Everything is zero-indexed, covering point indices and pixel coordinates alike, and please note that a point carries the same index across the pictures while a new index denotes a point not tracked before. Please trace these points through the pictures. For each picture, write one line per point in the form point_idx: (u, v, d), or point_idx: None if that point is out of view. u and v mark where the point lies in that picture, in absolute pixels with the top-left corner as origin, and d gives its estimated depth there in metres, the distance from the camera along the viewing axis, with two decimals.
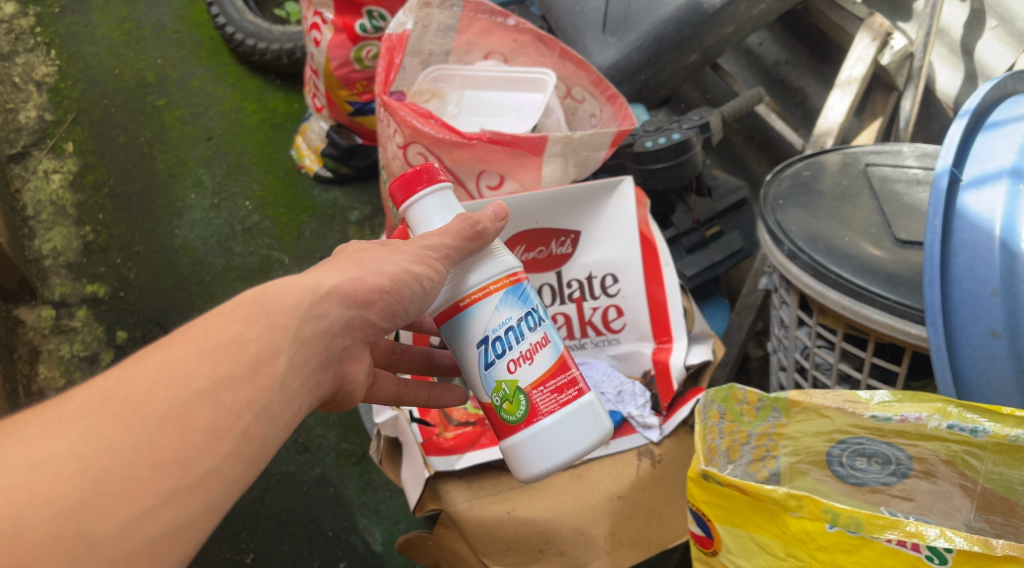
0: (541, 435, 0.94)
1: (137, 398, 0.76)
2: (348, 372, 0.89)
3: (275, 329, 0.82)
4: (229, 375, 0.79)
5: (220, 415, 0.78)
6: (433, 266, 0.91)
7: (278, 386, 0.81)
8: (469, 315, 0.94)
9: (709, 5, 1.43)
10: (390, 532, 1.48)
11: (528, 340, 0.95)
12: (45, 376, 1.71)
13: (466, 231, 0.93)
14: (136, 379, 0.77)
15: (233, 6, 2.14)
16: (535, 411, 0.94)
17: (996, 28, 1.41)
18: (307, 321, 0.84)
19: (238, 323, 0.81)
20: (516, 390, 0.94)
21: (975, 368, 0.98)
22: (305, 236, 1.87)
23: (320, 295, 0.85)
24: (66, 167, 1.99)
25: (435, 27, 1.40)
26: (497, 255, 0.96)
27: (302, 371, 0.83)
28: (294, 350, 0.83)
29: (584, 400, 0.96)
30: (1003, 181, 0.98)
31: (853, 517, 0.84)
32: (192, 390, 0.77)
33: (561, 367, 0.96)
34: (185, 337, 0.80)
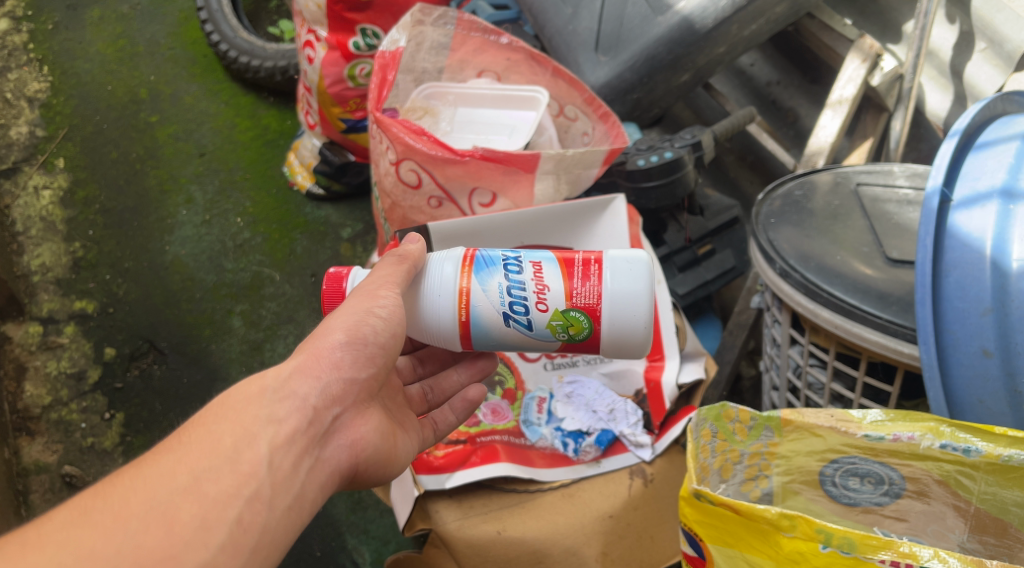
0: (613, 313, 1.02)
1: (116, 505, 0.84)
2: (354, 438, 0.95)
3: (248, 420, 0.89)
4: (209, 468, 0.86)
5: (207, 507, 0.85)
6: (380, 298, 0.98)
7: (265, 469, 0.88)
8: (479, 312, 1.03)
9: (700, 25, 1.43)
10: (380, 552, 1.47)
11: (528, 280, 1.03)
12: (31, 393, 1.69)
13: (395, 263, 1.02)
14: (114, 489, 0.84)
15: (226, 24, 2.14)
16: (591, 309, 1.02)
17: (985, 50, 1.42)
18: (276, 404, 0.90)
19: (209, 424, 0.88)
20: (566, 314, 1.02)
21: (967, 388, 0.98)
22: (297, 253, 1.86)
23: (285, 378, 0.92)
24: (56, 183, 1.99)
25: (428, 45, 1.41)
26: (435, 260, 1.06)
27: (291, 451, 0.89)
28: (273, 433, 0.89)
29: (610, 266, 1.03)
30: (993, 202, 0.98)
31: (846, 537, 0.85)
32: (171, 488, 0.85)
33: (567, 266, 1.04)
34: (159, 450, 0.87)
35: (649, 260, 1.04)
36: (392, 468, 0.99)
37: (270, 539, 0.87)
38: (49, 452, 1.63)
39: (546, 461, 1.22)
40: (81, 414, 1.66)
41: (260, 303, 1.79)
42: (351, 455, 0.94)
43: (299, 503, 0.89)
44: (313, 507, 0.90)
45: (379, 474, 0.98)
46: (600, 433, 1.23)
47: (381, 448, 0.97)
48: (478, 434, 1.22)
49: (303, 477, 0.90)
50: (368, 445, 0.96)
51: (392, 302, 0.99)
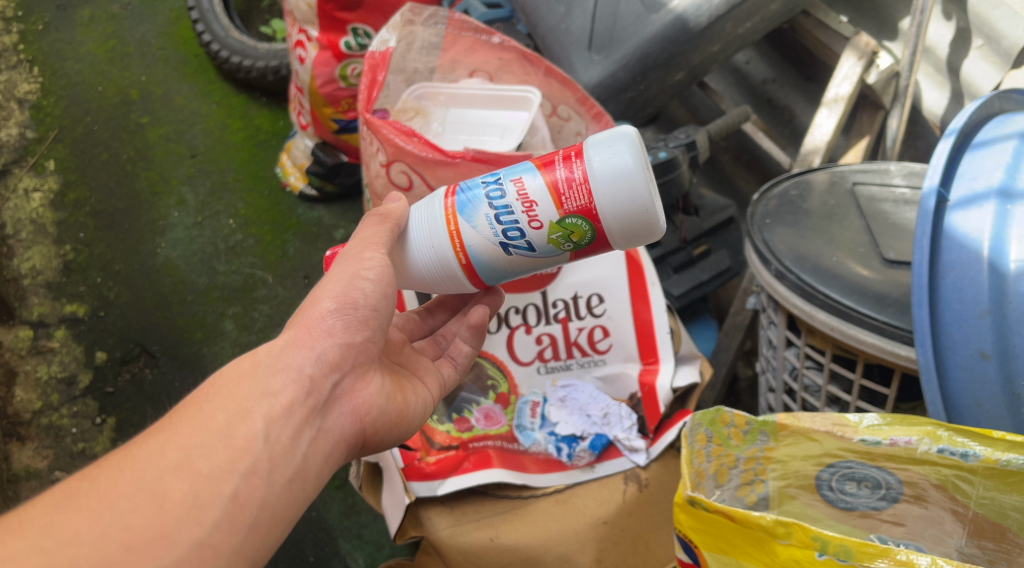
0: (605, 204, 0.95)
1: (102, 488, 0.82)
2: (357, 402, 0.93)
3: (242, 396, 0.87)
4: (200, 445, 0.85)
5: (200, 485, 0.83)
6: (365, 259, 0.97)
7: (261, 443, 0.86)
8: (474, 246, 1.00)
9: (694, 23, 1.41)
10: (374, 557, 1.46)
11: (513, 199, 0.98)
12: (21, 399, 1.68)
13: (375, 223, 1.01)
14: (100, 473, 0.83)
15: (218, 24, 2.12)
16: (586, 209, 0.96)
17: (982, 47, 1.41)
18: (271, 377, 0.89)
19: (201, 403, 0.87)
20: (561, 223, 0.97)
21: (965, 392, 0.97)
22: (289, 255, 1.85)
23: (278, 351, 0.90)
24: (46, 185, 1.97)
25: (419, 45, 1.40)
26: (419, 210, 1.03)
27: (289, 424, 0.88)
28: (269, 407, 0.88)
29: (595, 171, 0.96)
30: (991, 202, 0.97)
31: (841, 545, 0.83)
32: (160, 467, 0.83)
33: (547, 171, 0.98)
34: (150, 433, 0.86)
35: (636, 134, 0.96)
36: (404, 426, 0.98)
37: (271, 514, 0.86)
38: (39, 457, 1.61)
39: (539, 466, 1.21)
40: (73, 418, 1.65)
41: (252, 306, 1.78)
42: (354, 421, 0.93)
43: (302, 474, 0.88)
44: (317, 481, 0.89)
45: (391, 435, 0.97)
46: (595, 437, 1.21)
47: (388, 409, 0.96)
48: (470, 439, 1.21)
49: (304, 449, 0.88)
50: (372, 410, 0.94)
51: (379, 263, 0.97)
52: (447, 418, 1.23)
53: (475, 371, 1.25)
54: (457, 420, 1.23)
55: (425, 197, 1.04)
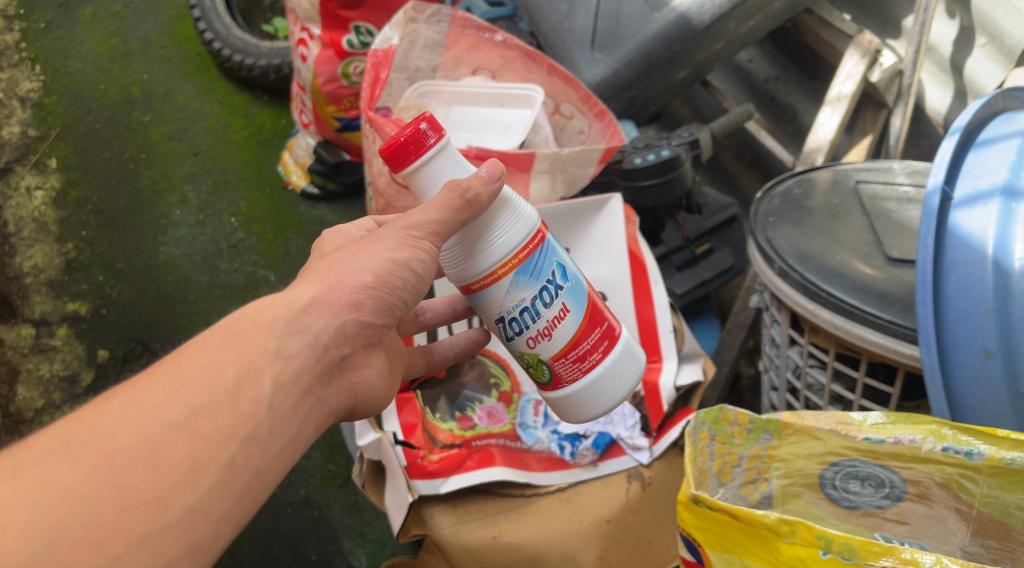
0: (584, 390, 0.98)
1: (103, 434, 0.81)
2: (356, 381, 0.94)
3: (255, 352, 0.86)
4: (207, 402, 0.83)
5: (200, 446, 0.82)
6: (418, 249, 0.92)
7: (265, 408, 0.85)
8: (485, 297, 0.96)
9: (698, 21, 1.41)
10: (375, 556, 1.46)
11: (545, 317, 0.96)
12: (23, 397, 1.68)
13: (455, 203, 0.92)
14: (102, 418, 0.82)
15: (219, 22, 2.12)
16: (559, 379, 0.98)
17: (985, 45, 1.41)
18: (287, 337, 0.87)
19: (212, 351, 0.85)
20: (539, 361, 0.98)
21: (969, 390, 0.97)
22: (291, 253, 1.85)
23: (300, 310, 0.88)
24: (48, 184, 1.97)
25: (421, 43, 1.39)
26: (506, 221, 0.94)
27: (293, 391, 0.87)
28: (280, 369, 0.86)
29: (606, 367, 0.98)
30: (995, 200, 0.96)
31: (846, 543, 0.83)
32: (164, 422, 0.82)
33: (583, 334, 0.97)
34: (155, 372, 0.84)
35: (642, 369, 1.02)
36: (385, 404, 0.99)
37: (262, 479, 0.85)
38: None
39: (542, 465, 1.21)
40: None
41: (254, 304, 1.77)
42: (349, 397, 0.94)
43: (294, 443, 0.87)
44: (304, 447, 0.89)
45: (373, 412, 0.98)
46: (597, 436, 1.21)
47: (378, 392, 0.96)
48: (473, 437, 1.21)
49: (302, 418, 0.88)
50: (367, 391, 0.95)
51: (433, 257, 0.93)
52: (449, 417, 1.23)
53: (477, 369, 1.28)
54: (461, 418, 1.23)
55: (520, 210, 0.96)
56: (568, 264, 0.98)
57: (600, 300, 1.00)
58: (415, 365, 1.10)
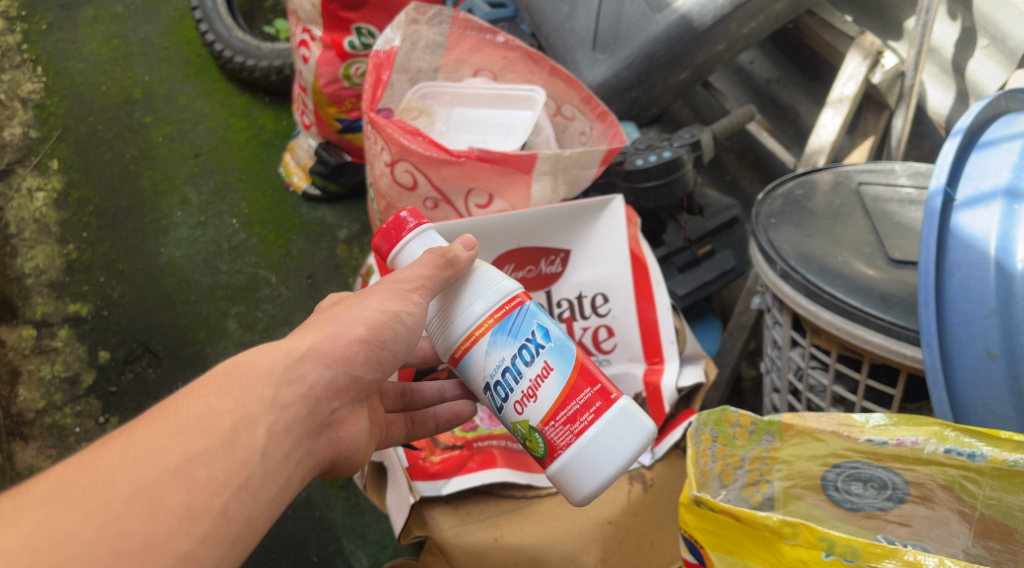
0: (580, 456, 0.94)
1: (100, 481, 0.80)
2: (343, 436, 0.92)
3: (251, 400, 0.85)
4: (202, 450, 0.82)
5: (195, 494, 0.81)
6: (409, 301, 0.94)
7: (258, 457, 0.84)
8: (468, 365, 0.97)
9: (699, 23, 1.41)
10: (376, 556, 1.45)
11: (527, 376, 0.95)
12: (24, 397, 1.68)
13: (438, 262, 0.96)
14: (99, 463, 0.81)
15: (221, 23, 2.12)
16: (554, 446, 0.95)
17: (987, 46, 1.40)
18: (283, 387, 0.87)
19: (210, 398, 0.85)
20: (531, 429, 0.96)
21: (971, 391, 0.97)
22: (292, 254, 1.85)
23: (297, 358, 0.88)
24: (50, 185, 1.97)
25: (423, 44, 1.39)
26: (479, 286, 0.98)
27: (286, 440, 0.86)
28: (273, 419, 0.86)
29: (598, 428, 0.94)
30: (997, 202, 0.96)
31: (849, 545, 0.83)
32: (161, 468, 0.81)
33: (570, 393, 0.95)
34: (153, 419, 0.83)
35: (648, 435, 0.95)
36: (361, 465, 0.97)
37: (251, 530, 0.84)
38: (42, 456, 1.61)
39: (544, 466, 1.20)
40: (76, 417, 1.65)
41: (255, 305, 1.77)
42: (334, 451, 0.92)
43: (283, 494, 0.86)
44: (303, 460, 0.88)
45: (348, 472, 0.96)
46: None
47: (360, 450, 0.95)
48: (475, 439, 1.20)
49: (291, 469, 0.87)
50: (351, 447, 0.93)
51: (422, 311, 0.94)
52: None
53: None
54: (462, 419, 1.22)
55: (496, 280, 0.98)
56: (550, 325, 0.97)
57: (593, 363, 0.98)
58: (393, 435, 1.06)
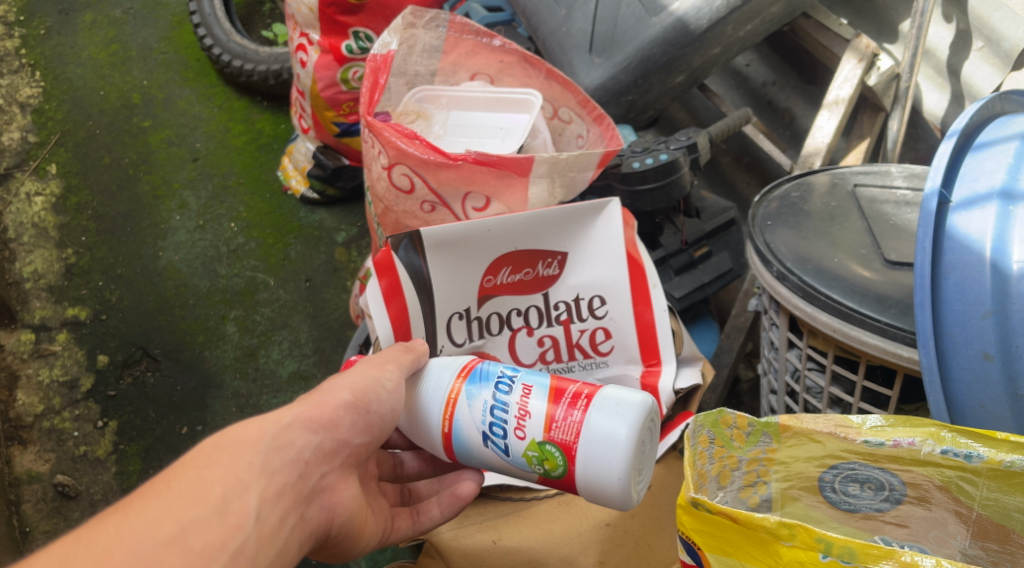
0: (589, 443, 0.94)
1: (98, 556, 0.78)
2: (335, 501, 0.92)
3: (241, 468, 0.85)
4: (197, 518, 0.81)
5: (192, 560, 0.79)
6: (385, 368, 0.99)
7: (252, 522, 0.83)
8: (462, 430, 1.00)
9: (695, 26, 1.41)
10: (376, 559, 1.46)
11: (512, 402, 0.98)
12: (23, 402, 1.68)
13: (400, 350, 1.03)
14: (96, 538, 0.79)
15: (220, 28, 2.13)
16: (567, 447, 0.95)
17: (982, 49, 1.41)
18: (273, 453, 0.87)
19: (200, 469, 0.84)
20: (541, 448, 0.96)
21: (968, 392, 0.97)
22: (291, 258, 1.85)
23: (285, 425, 0.89)
24: (49, 190, 1.97)
25: (420, 48, 1.40)
26: (437, 368, 1.04)
27: (279, 505, 0.85)
28: (265, 485, 0.85)
29: (594, 413, 0.95)
30: (993, 203, 0.97)
31: (846, 546, 0.83)
32: (157, 539, 0.79)
33: (556, 398, 0.97)
34: (147, 494, 0.82)
35: (645, 402, 0.95)
36: (357, 541, 0.96)
37: None
38: (41, 461, 1.61)
39: None
40: (74, 422, 1.65)
41: (255, 309, 1.77)
42: (327, 520, 0.91)
43: (281, 559, 0.85)
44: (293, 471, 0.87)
45: (346, 545, 0.95)
46: None
47: (354, 518, 0.94)
48: None
49: (287, 533, 0.86)
50: (344, 512, 0.93)
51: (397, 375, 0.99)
52: None
53: None
54: None
55: (451, 359, 1.05)
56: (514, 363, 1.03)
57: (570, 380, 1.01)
58: (401, 526, 1.03)
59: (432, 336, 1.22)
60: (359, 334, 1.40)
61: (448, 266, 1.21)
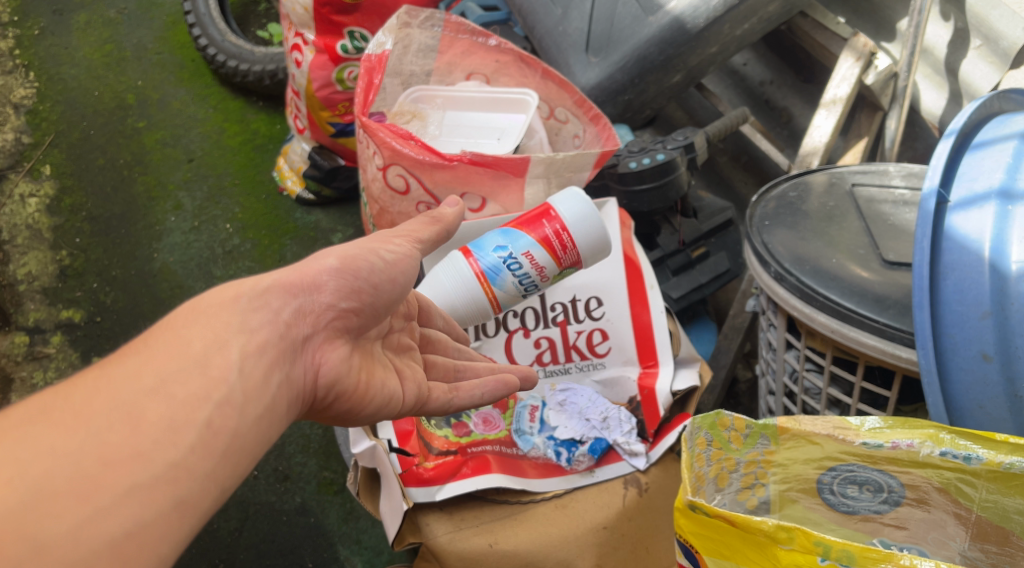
0: (594, 247, 1.18)
1: (78, 403, 0.74)
2: (321, 361, 0.85)
3: (219, 325, 0.80)
4: (176, 370, 0.77)
5: (175, 409, 0.76)
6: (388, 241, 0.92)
7: (235, 375, 0.79)
8: (506, 301, 1.18)
9: (692, 25, 1.41)
10: (372, 563, 1.45)
11: (527, 264, 1.16)
12: (17, 405, 1.67)
13: (424, 221, 0.98)
14: (76, 389, 0.75)
15: (214, 27, 2.12)
16: (580, 264, 1.19)
17: (980, 47, 1.40)
18: (250, 312, 0.81)
19: (179, 327, 0.79)
20: (563, 274, 1.19)
21: (966, 394, 0.96)
22: (287, 259, 1.84)
23: (261, 289, 0.83)
24: (43, 191, 1.96)
25: (415, 48, 1.39)
26: (440, 284, 1.16)
27: (263, 360, 0.80)
28: (245, 340, 0.80)
29: (580, 228, 1.17)
30: (991, 202, 0.96)
31: (845, 550, 0.82)
32: (137, 388, 0.76)
33: (546, 245, 1.16)
34: (123, 353, 0.78)
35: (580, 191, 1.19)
36: (361, 406, 0.89)
37: (241, 446, 0.78)
38: None
39: (539, 471, 1.19)
40: None
41: None
42: (316, 380, 0.84)
43: (270, 414, 0.80)
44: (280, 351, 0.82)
45: (346, 410, 0.88)
46: (595, 441, 1.19)
47: (349, 381, 0.87)
48: (469, 444, 1.19)
49: (274, 391, 0.81)
50: (332, 374, 0.86)
51: (403, 249, 0.93)
52: (445, 422, 1.21)
53: None
54: (455, 424, 1.21)
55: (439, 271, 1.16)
56: (493, 243, 1.17)
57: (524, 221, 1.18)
58: (432, 397, 0.97)
59: None
60: None
61: None
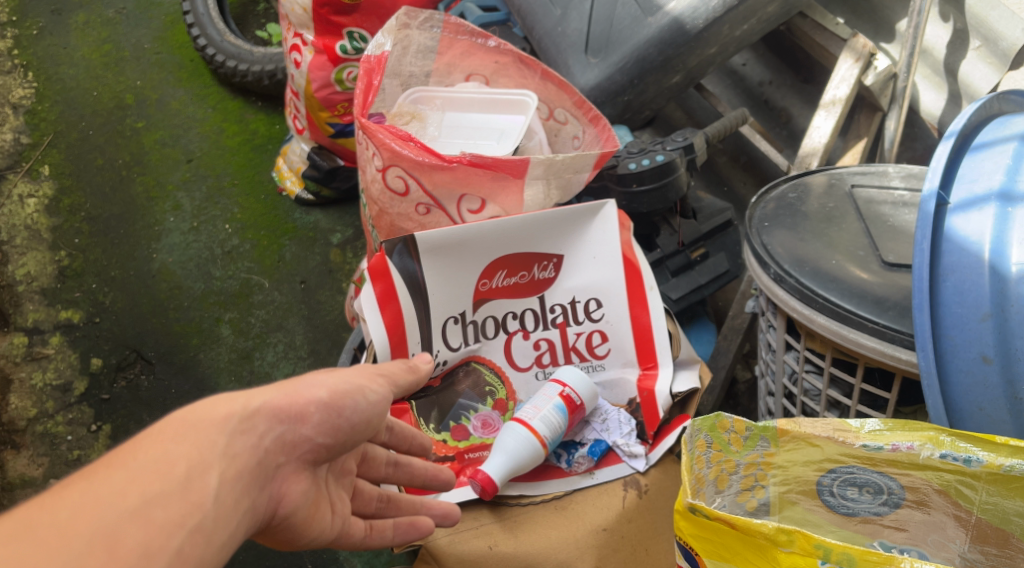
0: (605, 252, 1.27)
1: (58, 521, 0.71)
2: (283, 492, 0.84)
3: (205, 445, 0.78)
4: (160, 493, 0.75)
5: (152, 535, 0.73)
6: (371, 380, 0.90)
7: (213, 501, 0.77)
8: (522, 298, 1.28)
9: (691, 25, 1.41)
10: (371, 563, 1.46)
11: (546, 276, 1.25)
12: (16, 406, 1.66)
13: (403, 368, 0.96)
14: (60, 504, 0.72)
15: (213, 27, 2.12)
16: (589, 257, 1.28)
17: (979, 48, 1.40)
18: (237, 437, 0.80)
19: (167, 442, 0.77)
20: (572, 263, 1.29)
21: (966, 395, 0.96)
22: (286, 259, 1.84)
23: (252, 410, 0.81)
24: (41, 192, 1.96)
25: (415, 48, 1.39)
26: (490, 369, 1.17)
27: (237, 488, 0.79)
28: (227, 465, 0.79)
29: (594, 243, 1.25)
30: (991, 204, 0.96)
31: (845, 553, 0.83)
32: (120, 510, 0.73)
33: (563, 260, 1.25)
34: (111, 463, 0.75)
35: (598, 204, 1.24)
36: (298, 536, 0.88)
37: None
38: (34, 465, 1.60)
39: (537, 473, 1.19)
40: (67, 425, 1.64)
41: (249, 311, 1.76)
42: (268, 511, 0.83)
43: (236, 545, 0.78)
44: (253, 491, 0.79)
45: (289, 536, 0.88)
46: (593, 444, 1.20)
47: (296, 514, 0.86)
48: (467, 448, 1.20)
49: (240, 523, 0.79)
50: (289, 506, 0.85)
51: (384, 391, 0.91)
52: (443, 426, 1.22)
53: (473, 377, 1.24)
54: (455, 428, 1.21)
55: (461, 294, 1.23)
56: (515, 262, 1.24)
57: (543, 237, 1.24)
58: (353, 532, 0.95)
59: (427, 341, 1.21)
60: (355, 338, 1.40)
61: (442, 270, 1.21)
